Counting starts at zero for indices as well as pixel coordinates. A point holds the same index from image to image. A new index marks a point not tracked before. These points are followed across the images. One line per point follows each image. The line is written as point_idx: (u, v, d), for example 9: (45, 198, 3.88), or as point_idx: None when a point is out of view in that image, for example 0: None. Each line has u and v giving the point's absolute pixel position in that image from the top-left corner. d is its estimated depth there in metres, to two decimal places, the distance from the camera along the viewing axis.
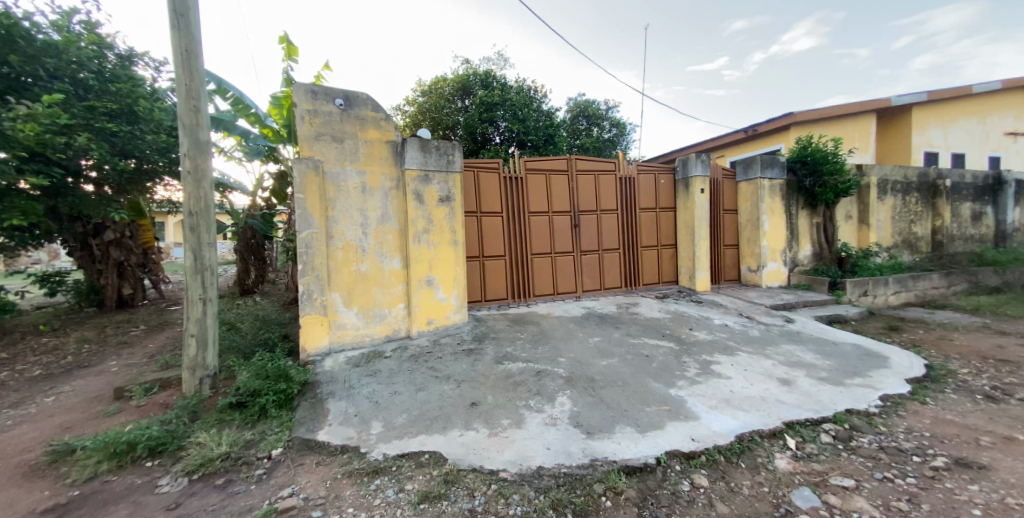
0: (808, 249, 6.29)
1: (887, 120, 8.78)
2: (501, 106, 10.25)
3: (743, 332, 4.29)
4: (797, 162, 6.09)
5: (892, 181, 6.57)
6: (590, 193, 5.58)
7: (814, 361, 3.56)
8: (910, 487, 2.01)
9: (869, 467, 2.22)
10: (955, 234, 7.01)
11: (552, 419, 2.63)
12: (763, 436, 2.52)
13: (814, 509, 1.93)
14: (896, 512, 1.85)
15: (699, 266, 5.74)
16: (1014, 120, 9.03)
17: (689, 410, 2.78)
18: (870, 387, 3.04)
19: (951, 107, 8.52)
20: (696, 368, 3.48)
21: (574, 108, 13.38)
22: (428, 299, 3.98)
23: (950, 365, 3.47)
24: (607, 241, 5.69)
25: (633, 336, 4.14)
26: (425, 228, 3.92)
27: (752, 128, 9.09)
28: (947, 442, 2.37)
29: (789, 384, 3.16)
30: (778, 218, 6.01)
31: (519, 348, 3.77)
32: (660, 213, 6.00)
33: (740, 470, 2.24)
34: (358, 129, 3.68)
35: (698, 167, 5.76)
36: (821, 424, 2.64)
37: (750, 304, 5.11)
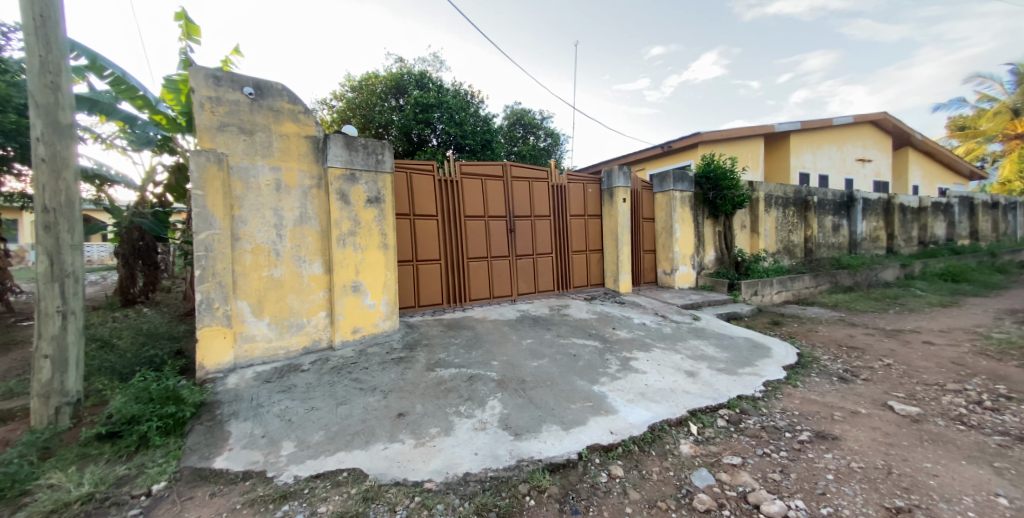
0: (712, 254, 7.12)
1: (773, 144, 10.28)
2: (437, 108, 10.10)
3: (659, 329, 4.71)
4: (702, 177, 6.86)
5: (775, 196, 7.71)
6: (524, 199, 5.73)
7: (715, 354, 4.03)
8: (782, 460, 2.36)
9: (753, 445, 2.56)
10: (821, 242, 8.42)
11: (481, 423, 2.64)
12: (671, 425, 2.79)
13: (709, 487, 2.18)
14: (772, 482, 2.16)
15: (622, 269, 6.19)
16: (861, 149, 11.10)
17: (609, 404, 2.98)
18: (756, 375, 3.52)
19: (818, 135, 10.24)
20: (618, 364, 3.74)
21: (510, 116, 13.66)
22: (354, 307, 3.76)
23: (816, 353, 4.16)
24: (540, 245, 5.88)
25: (563, 337, 4.32)
26: (351, 231, 3.72)
27: (667, 144, 10.05)
28: (811, 418, 2.83)
29: (694, 376, 3.54)
30: (688, 226, 6.72)
31: (451, 354, 3.73)
32: (588, 219, 6.35)
33: (651, 457, 2.46)
34: (271, 121, 3.38)
35: (621, 178, 6.24)
36: (718, 410, 3.00)
37: (665, 305, 5.63)
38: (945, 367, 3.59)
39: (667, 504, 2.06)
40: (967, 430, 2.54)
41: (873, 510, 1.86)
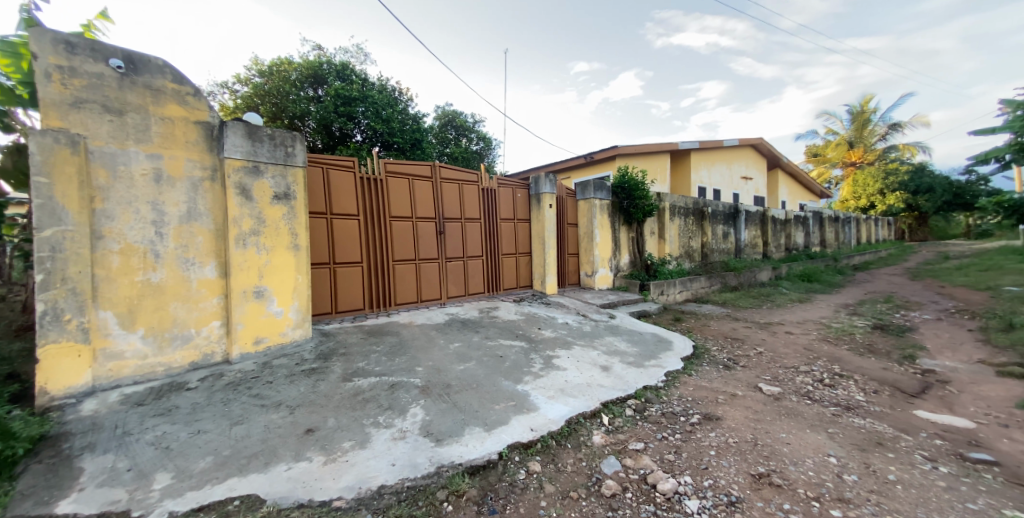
0: (627, 258, 7.77)
1: (677, 160, 11.57)
2: (361, 102, 9.56)
3: (579, 328, 5.00)
4: (618, 187, 7.46)
5: (679, 207, 8.67)
6: (453, 201, 5.67)
7: (626, 349, 4.40)
8: (677, 441, 2.66)
9: (654, 430, 2.85)
10: (715, 247, 9.67)
11: (400, 433, 2.54)
12: (586, 417, 2.98)
13: (615, 472, 2.37)
14: (667, 462, 2.42)
15: (548, 271, 6.45)
16: (745, 167, 12.98)
17: (531, 402, 3.08)
18: (660, 366, 3.93)
19: (712, 155, 11.77)
20: (541, 363, 3.89)
21: (441, 116, 13.47)
22: (256, 315, 3.39)
23: (708, 345, 4.77)
24: (470, 248, 5.86)
25: (490, 339, 4.35)
26: (255, 230, 3.35)
27: (590, 155, 10.73)
28: (702, 403, 3.23)
29: (608, 370, 3.81)
30: (606, 231, 7.24)
31: (372, 362, 3.55)
32: (517, 223, 6.51)
33: (566, 450, 2.60)
34: (149, 100, 2.90)
35: (547, 185, 6.51)
36: (626, 400, 3.28)
37: (586, 305, 5.99)
38: (800, 353, 4.36)
39: (578, 493, 2.19)
40: (813, 403, 3.10)
41: (743, 477, 2.19)
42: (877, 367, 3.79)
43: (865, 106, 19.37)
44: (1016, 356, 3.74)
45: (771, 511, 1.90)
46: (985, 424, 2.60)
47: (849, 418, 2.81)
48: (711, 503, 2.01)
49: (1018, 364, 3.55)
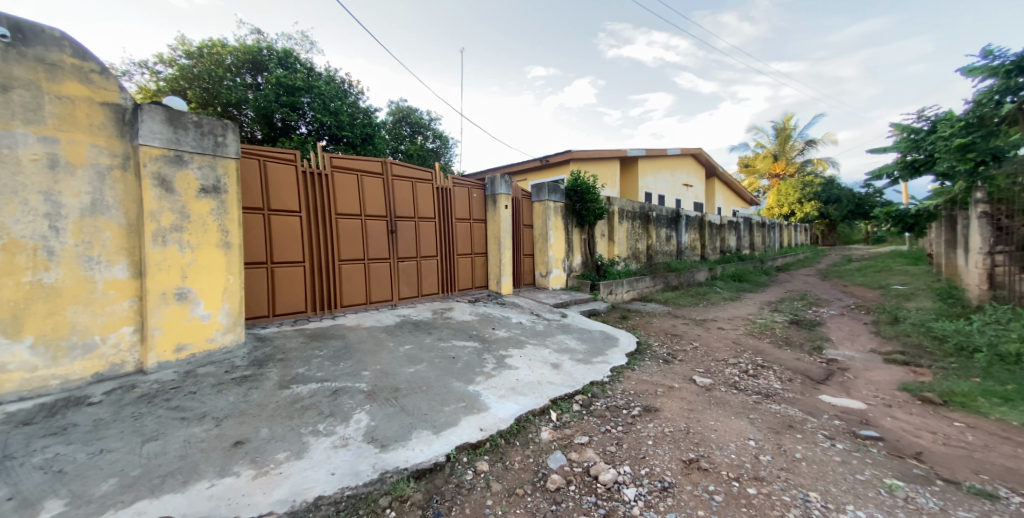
0: (579, 259, 8.02)
1: (626, 167, 12.16)
2: (306, 92, 9.01)
3: (532, 327, 5.08)
4: (571, 190, 7.69)
5: (627, 210, 9.12)
6: (406, 199, 5.51)
7: (576, 347, 4.54)
8: (619, 433, 2.79)
9: (598, 424, 2.96)
10: (659, 250, 10.29)
11: (342, 440, 2.42)
12: (535, 415, 3.03)
13: (561, 467, 2.43)
14: (609, 454, 2.53)
15: (503, 272, 6.48)
16: (686, 175, 13.93)
17: (481, 402, 3.08)
18: (607, 362, 4.10)
19: (657, 162, 12.52)
20: (493, 362, 3.90)
21: (395, 112, 13.10)
22: (177, 319, 3.07)
23: (650, 341, 5.06)
24: (424, 248, 5.73)
25: (442, 340, 4.29)
26: (177, 226, 3.04)
27: (545, 158, 10.98)
28: (643, 396, 3.41)
29: (558, 368, 3.91)
30: (560, 233, 7.44)
31: (313, 367, 3.35)
32: (473, 223, 6.47)
33: (515, 448, 2.62)
34: (42, 76, 2.54)
35: (502, 185, 6.55)
36: (574, 396, 3.38)
37: (539, 304, 6.10)
38: (729, 346, 4.76)
39: (524, 489, 2.22)
40: (740, 392, 3.39)
41: (676, 464, 2.34)
42: (792, 358, 4.23)
43: (787, 123, 21.56)
44: (899, 345, 4.36)
45: (699, 494, 2.04)
46: (875, 404, 3.00)
47: (768, 404, 3.10)
48: (646, 490, 2.13)
49: (899, 352, 4.13)
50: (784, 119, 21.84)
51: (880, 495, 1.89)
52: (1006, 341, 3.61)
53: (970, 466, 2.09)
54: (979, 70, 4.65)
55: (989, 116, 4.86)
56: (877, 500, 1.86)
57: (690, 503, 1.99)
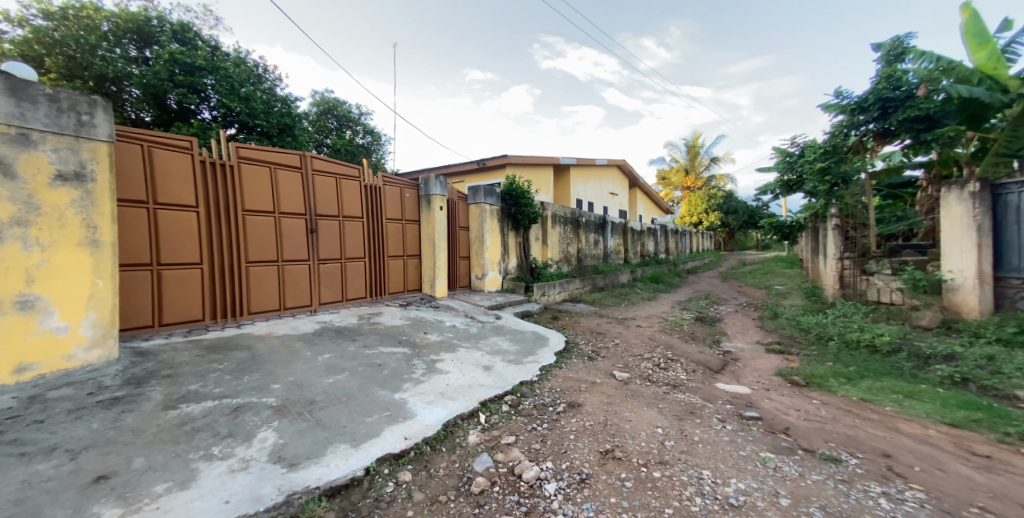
0: (515, 262, 8.15)
1: (559, 173, 12.69)
2: (209, 73, 7.99)
3: (465, 330, 5.03)
4: (507, 194, 7.80)
5: (559, 215, 9.49)
6: (329, 196, 5.13)
7: (508, 348, 4.60)
8: (545, 430, 2.87)
9: (526, 423, 3.02)
10: (588, 253, 10.88)
11: (242, 462, 2.15)
12: (463, 418, 2.98)
13: (486, 469, 2.42)
14: (533, 452, 2.59)
15: (438, 274, 6.32)
16: (612, 185, 14.94)
17: (408, 410, 2.94)
18: (537, 362, 4.21)
19: (587, 171, 13.28)
20: (423, 367, 3.77)
21: (319, 102, 12.21)
22: (18, 333, 2.50)
23: (577, 339, 5.31)
24: (350, 249, 5.37)
25: (368, 347, 4.04)
26: (20, 220, 2.49)
27: (481, 161, 11.02)
28: (568, 393, 3.56)
29: (489, 370, 3.92)
30: (496, 236, 7.49)
31: (210, 383, 2.95)
32: (405, 224, 6.22)
33: (441, 455, 2.55)
34: None
35: (437, 186, 6.39)
36: (503, 397, 3.41)
37: (474, 307, 6.07)
38: (645, 342, 5.18)
39: (447, 496, 2.16)
40: (653, 384, 3.70)
41: (594, 455, 2.47)
42: (696, 351, 4.73)
43: (696, 142, 24.23)
44: (777, 336, 5.12)
45: (612, 482, 2.17)
46: (757, 389, 3.46)
47: (676, 394, 3.42)
48: (566, 484, 2.21)
49: (777, 343, 4.84)
50: (694, 138, 24.53)
51: (759, 467, 2.17)
52: (850, 330, 4.42)
53: (823, 436, 2.50)
54: (833, 106, 5.65)
55: (840, 146, 5.95)
56: (754, 471, 2.14)
57: (604, 491, 2.10)
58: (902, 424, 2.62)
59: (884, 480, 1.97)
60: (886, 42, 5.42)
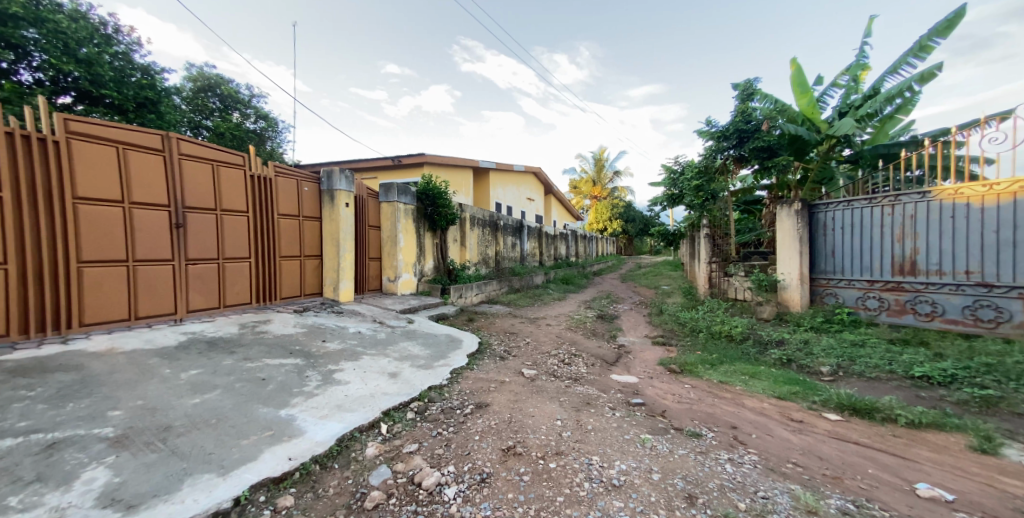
0: (431, 263, 7.95)
1: (478, 176, 12.82)
2: (30, 24, 6.38)
3: (371, 336, 4.72)
4: (423, 194, 7.54)
5: (477, 217, 9.51)
6: (203, 186, 4.41)
7: (418, 352, 4.44)
8: (450, 435, 2.82)
9: (431, 429, 2.93)
10: (505, 255, 11.10)
11: (52, 513, 1.68)
12: (362, 431, 2.77)
13: (384, 481, 2.26)
14: (436, 457, 2.52)
15: (343, 277, 5.85)
16: (530, 191, 15.56)
17: (295, 427, 2.62)
18: (447, 365, 4.13)
19: (506, 175, 13.63)
20: (318, 379, 3.43)
21: (197, 78, 10.54)
22: None
23: (490, 340, 5.37)
24: (230, 248, 4.68)
25: (250, 360, 3.55)
26: None
27: (397, 158, 10.75)
28: (477, 394, 3.56)
29: (395, 377, 3.73)
30: (410, 236, 7.22)
31: (13, 416, 2.29)
32: (302, 221, 5.64)
33: (332, 472, 2.31)
34: None
35: (342, 182, 5.91)
36: (409, 404, 3.26)
37: (383, 311, 5.75)
38: (553, 340, 5.46)
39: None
40: (557, 379, 3.89)
41: (496, 453, 2.50)
42: (596, 346, 5.13)
43: (603, 155, 26.47)
44: (662, 330, 5.82)
45: (511, 478, 2.22)
46: (643, 377, 3.87)
47: (576, 387, 3.65)
48: (465, 486, 2.19)
49: (661, 336, 5.51)
50: (601, 152, 26.77)
51: (639, 448, 2.42)
52: (714, 323, 5.22)
53: (690, 416, 2.89)
54: (705, 133, 6.66)
55: (710, 167, 6.92)
56: (635, 452, 2.37)
57: (503, 488, 2.14)
58: (747, 400, 3.16)
59: (731, 449, 2.34)
60: (742, 82, 6.54)
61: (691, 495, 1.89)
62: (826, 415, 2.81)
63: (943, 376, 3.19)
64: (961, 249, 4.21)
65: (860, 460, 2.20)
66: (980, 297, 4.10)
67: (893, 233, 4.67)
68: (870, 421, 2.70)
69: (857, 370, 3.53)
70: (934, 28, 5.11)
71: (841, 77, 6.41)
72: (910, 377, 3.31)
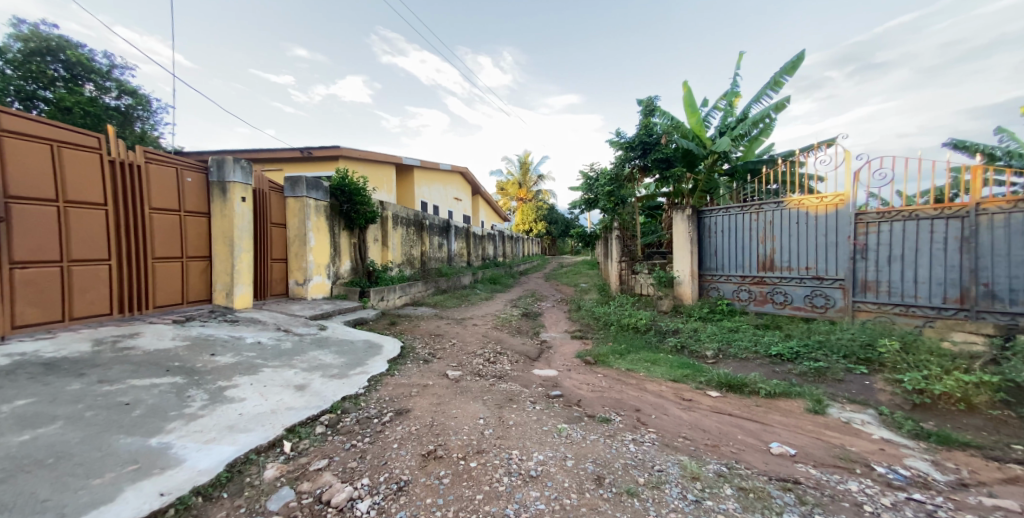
0: (348, 264, 7.42)
1: (402, 174, 12.33)
2: None
3: (274, 346, 4.24)
4: (337, 190, 6.98)
5: (401, 216, 9.10)
6: (38, 171, 3.54)
7: (331, 361, 4.10)
8: (364, 446, 2.65)
9: (343, 442, 2.72)
10: (431, 256, 10.80)
11: None
12: (259, 452, 2.47)
13: (284, 505, 2.04)
14: (348, 471, 2.35)
15: (239, 281, 5.16)
16: (457, 191, 15.38)
17: (171, 456, 2.24)
18: (364, 373, 3.89)
19: (431, 174, 13.30)
20: (204, 398, 2.98)
21: (30, 37, 8.43)
22: None
23: (413, 343, 5.17)
24: (80, 248, 3.82)
25: (110, 382, 2.94)
26: None
27: (307, 149, 9.92)
28: (397, 400, 3.41)
29: (303, 389, 3.40)
30: (322, 235, 6.64)
31: None
32: (183, 217, 4.85)
33: (220, 503, 2.01)
34: None
35: (236, 173, 5.19)
36: (318, 418, 3.00)
37: (290, 317, 5.20)
38: (479, 339, 5.45)
39: None
40: (481, 379, 3.90)
41: (415, 459, 2.42)
42: (521, 343, 5.26)
43: (528, 158, 27.20)
44: (580, 325, 6.20)
45: (430, 483, 2.17)
46: (562, 370, 4.08)
47: (500, 384, 3.70)
48: (380, 497, 2.07)
49: (580, 330, 5.86)
50: (527, 155, 27.50)
51: (555, 438, 2.54)
52: (624, 316, 5.72)
53: (602, 403, 3.12)
54: (615, 143, 7.25)
55: (620, 175, 7.56)
56: (552, 442, 2.49)
57: (421, 494, 2.07)
58: (649, 384, 3.51)
59: (635, 430, 2.58)
60: (644, 99, 7.25)
61: (599, 476, 2.04)
62: (709, 393, 3.25)
63: (791, 353, 3.90)
64: (804, 249, 5.20)
65: (733, 428, 2.58)
66: (815, 288, 5.10)
67: (757, 236, 5.61)
68: (741, 395, 3.19)
69: (732, 353, 4.14)
70: (783, 68, 6.23)
71: (720, 102, 7.45)
72: (769, 356, 3.99)
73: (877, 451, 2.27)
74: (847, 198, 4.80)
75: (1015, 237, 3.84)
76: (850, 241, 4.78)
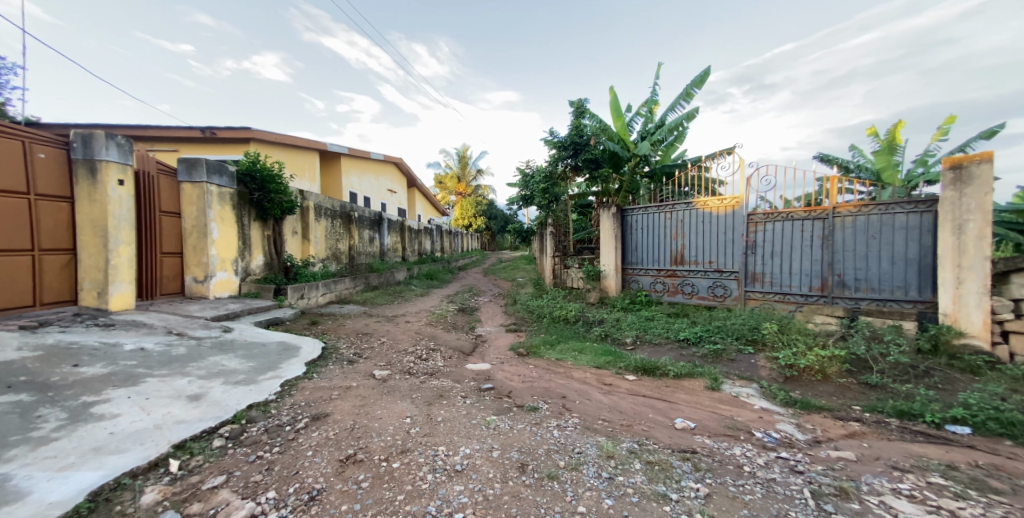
0: (260, 259, 6.70)
1: (327, 162, 11.43)
2: None
3: (162, 352, 3.66)
4: (246, 175, 6.23)
5: (325, 207, 8.44)
6: None
7: (236, 367, 3.65)
8: (272, 456, 2.40)
9: (246, 454, 2.44)
10: (361, 250, 10.18)
11: None
12: (137, 475, 2.11)
13: None
14: (250, 486, 2.10)
15: (116, 278, 4.35)
16: (390, 182, 14.64)
17: (10, 490, 1.81)
18: (276, 377, 3.53)
19: (361, 163, 12.50)
20: (61, 418, 2.47)
21: None
22: None
23: (337, 344, 4.82)
24: None
25: None
26: None
27: (209, 130, 8.72)
28: (314, 405, 3.14)
29: (198, 399, 2.98)
30: (228, 227, 5.90)
31: None
32: (34, 201, 3.95)
33: None
34: None
35: (111, 149, 4.35)
36: (216, 430, 2.65)
37: (184, 319, 4.53)
38: (410, 337, 5.26)
39: None
40: (411, 377, 3.77)
41: (332, 465, 2.26)
42: (455, 339, 5.17)
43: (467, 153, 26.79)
44: (514, 318, 6.29)
45: (347, 488, 2.03)
46: (495, 363, 4.10)
47: (430, 381, 3.60)
48: (288, 509, 1.89)
49: (514, 324, 5.94)
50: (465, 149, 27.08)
51: (483, 430, 2.54)
52: (556, 309, 5.92)
53: (531, 393, 3.19)
54: (549, 142, 7.46)
55: (554, 173, 7.82)
56: (479, 435, 2.48)
57: (335, 501, 1.93)
58: (575, 372, 3.68)
59: (560, 416, 2.67)
60: (575, 101, 7.54)
61: (523, 464, 2.07)
62: (627, 377, 3.50)
63: (696, 337, 4.36)
64: (708, 245, 5.82)
65: (645, 408, 2.80)
66: (717, 279, 5.75)
67: (671, 232, 6.16)
68: (654, 378, 3.48)
69: (649, 339, 4.51)
70: (694, 81, 6.89)
71: (641, 108, 8.03)
72: (679, 341, 4.41)
73: (759, 419, 2.63)
74: (741, 201, 5.48)
75: (860, 236, 4.70)
76: (744, 239, 5.48)
